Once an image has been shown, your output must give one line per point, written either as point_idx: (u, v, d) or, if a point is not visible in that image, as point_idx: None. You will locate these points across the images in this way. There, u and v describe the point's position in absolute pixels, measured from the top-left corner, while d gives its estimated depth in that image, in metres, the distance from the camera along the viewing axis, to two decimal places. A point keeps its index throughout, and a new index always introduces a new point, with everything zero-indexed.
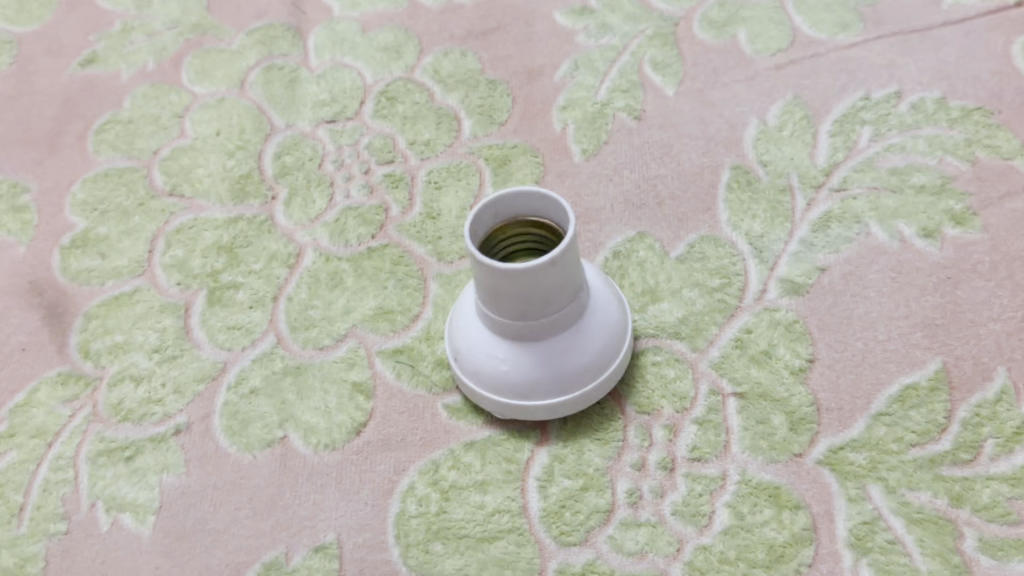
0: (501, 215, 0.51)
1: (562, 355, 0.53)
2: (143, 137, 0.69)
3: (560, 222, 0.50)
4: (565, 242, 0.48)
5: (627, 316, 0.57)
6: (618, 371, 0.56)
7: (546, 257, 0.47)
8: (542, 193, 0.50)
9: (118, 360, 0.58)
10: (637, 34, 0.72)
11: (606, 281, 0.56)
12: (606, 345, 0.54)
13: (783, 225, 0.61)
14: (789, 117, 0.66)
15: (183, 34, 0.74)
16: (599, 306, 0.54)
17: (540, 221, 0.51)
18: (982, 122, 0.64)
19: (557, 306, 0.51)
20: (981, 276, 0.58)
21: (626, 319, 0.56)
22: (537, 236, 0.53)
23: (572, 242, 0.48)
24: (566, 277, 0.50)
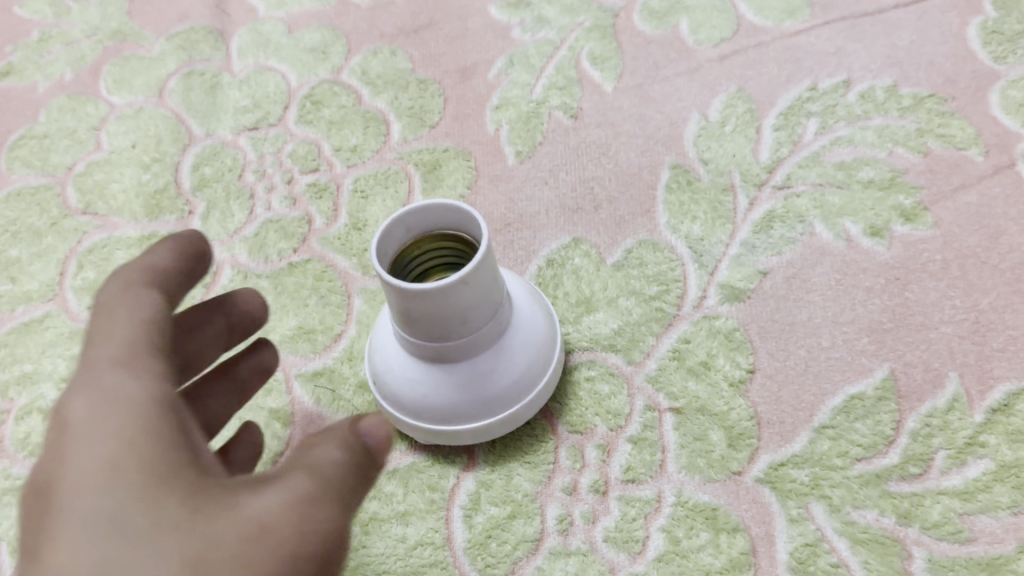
0: (414, 228, 0.48)
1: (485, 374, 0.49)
2: (58, 152, 0.65)
3: (476, 237, 0.46)
4: (478, 257, 0.43)
5: (556, 331, 0.53)
6: (548, 389, 0.52)
7: (458, 274, 0.43)
8: (456, 205, 0.47)
9: (26, 392, 0.56)
10: (576, 27, 0.69)
11: (531, 295, 0.53)
12: (534, 362, 0.51)
13: (724, 227, 0.58)
14: (732, 111, 0.63)
15: (102, 42, 0.71)
16: (526, 321, 0.51)
17: (456, 234, 0.48)
18: (935, 110, 0.61)
19: (476, 326, 0.47)
20: (932, 276, 0.54)
21: (555, 334, 0.53)
22: (455, 249, 0.49)
23: (486, 257, 0.44)
24: (484, 295, 0.46)
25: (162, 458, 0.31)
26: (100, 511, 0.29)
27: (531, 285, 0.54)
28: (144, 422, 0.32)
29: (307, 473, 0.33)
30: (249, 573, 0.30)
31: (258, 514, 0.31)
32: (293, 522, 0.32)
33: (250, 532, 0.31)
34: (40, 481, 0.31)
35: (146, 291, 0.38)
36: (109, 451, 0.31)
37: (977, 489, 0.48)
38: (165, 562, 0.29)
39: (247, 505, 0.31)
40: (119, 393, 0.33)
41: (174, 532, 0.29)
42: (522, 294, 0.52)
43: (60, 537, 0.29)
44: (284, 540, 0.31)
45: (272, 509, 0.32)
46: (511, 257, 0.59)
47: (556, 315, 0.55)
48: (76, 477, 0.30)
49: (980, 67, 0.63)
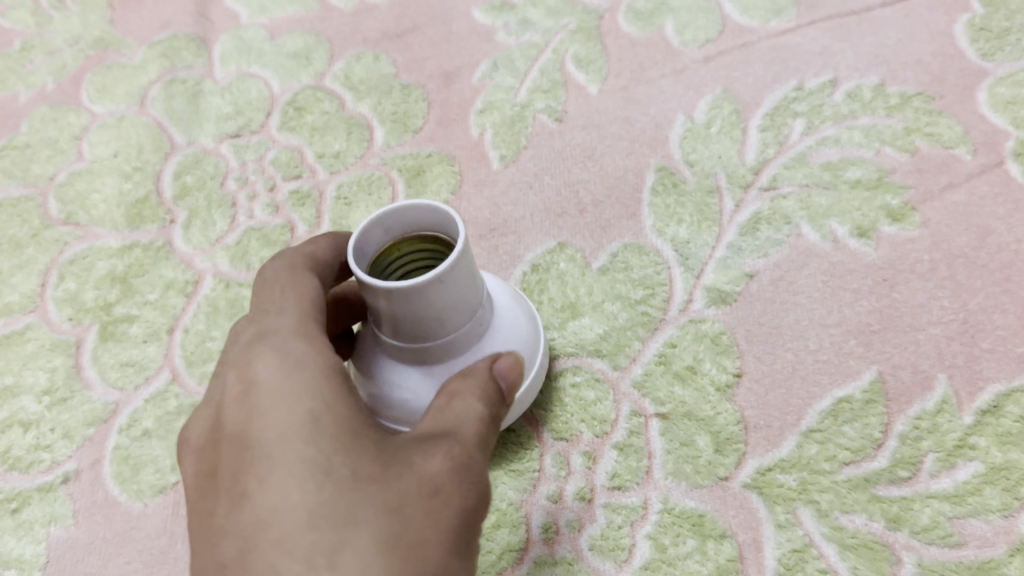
0: (392, 230, 0.46)
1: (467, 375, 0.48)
2: (39, 162, 0.65)
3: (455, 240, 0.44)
4: (454, 255, 0.42)
5: (538, 336, 0.53)
6: (530, 395, 0.52)
7: (434, 272, 0.41)
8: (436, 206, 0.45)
9: (7, 405, 0.55)
10: (560, 29, 0.68)
11: (514, 299, 0.52)
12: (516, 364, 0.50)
13: (710, 229, 0.58)
14: (718, 112, 0.62)
15: (84, 51, 0.71)
16: (509, 323, 0.50)
17: (436, 236, 0.46)
18: (923, 108, 0.60)
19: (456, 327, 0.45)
20: (920, 276, 0.54)
21: (537, 339, 0.52)
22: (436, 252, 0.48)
23: (463, 254, 0.42)
24: (461, 295, 0.44)
25: (344, 417, 0.35)
26: (302, 463, 0.33)
27: (514, 289, 0.53)
28: (332, 386, 0.36)
29: (462, 431, 0.36)
30: (434, 523, 0.33)
31: (435, 472, 0.34)
32: (464, 477, 0.35)
33: (431, 487, 0.34)
34: (240, 433, 0.35)
35: (307, 276, 0.42)
36: (304, 410, 0.35)
37: (968, 492, 0.47)
38: (367, 509, 0.33)
39: (427, 462, 0.34)
40: (305, 358, 0.36)
41: (370, 485, 0.33)
42: (504, 297, 0.51)
43: (272, 483, 0.33)
44: (460, 496, 0.34)
45: (442, 470, 0.34)
46: (495, 263, 0.59)
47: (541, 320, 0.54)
48: (277, 431, 0.34)
49: (967, 65, 0.62)
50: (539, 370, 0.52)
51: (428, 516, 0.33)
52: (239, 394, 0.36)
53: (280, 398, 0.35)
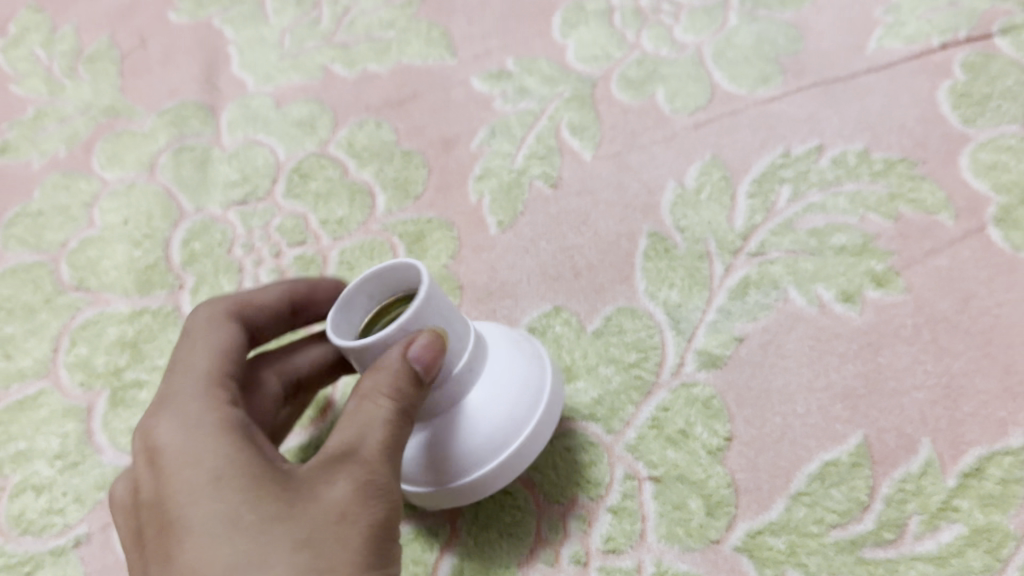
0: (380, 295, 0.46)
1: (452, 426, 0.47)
2: (52, 229, 0.67)
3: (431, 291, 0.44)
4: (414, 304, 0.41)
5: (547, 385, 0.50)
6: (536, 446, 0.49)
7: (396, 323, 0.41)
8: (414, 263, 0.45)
9: (20, 469, 0.57)
10: (555, 97, 0.70)
11: (524, 349, 0.51)
12: (509, 412, 0.47)
13: (701, 293, 0.59)
14: (707, 178, 0.64)
15: (95, 118, 0.73)
16: (506, 372, 0.48)
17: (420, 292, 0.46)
18: (906, 174, 0.62)
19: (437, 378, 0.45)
20: (904, 341, 0.56)
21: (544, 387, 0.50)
22: None
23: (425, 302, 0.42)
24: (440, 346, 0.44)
25: (253, 465, 0.37)
26: (216, 516, 0.36)
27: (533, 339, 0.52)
28: (227, 440, 0.39)
29: (361, 455, 0.39)
30: (344, 548, 0.36)
31: (337, 500, 0.37)
32: (365, 498, 0.38)
33: (338, 513, 0.37)
34: (151, 500, 0.38)
35: (220, 327, 0.48)
36: (208, 470, 0.37)
37: (951, 553, 0.49)
38: (280, 544, 0.35)
39: (330, 488, 0.37)
40: (199, 421, 0.40)
41: (278, 523, 0.35)
42: (512, 346, 0.50)
43: (188, 542, 0.36)
44: (364, 516, 0.37)
45: (345, 496, 0.37)
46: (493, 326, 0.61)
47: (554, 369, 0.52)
48: (187, 490, 0.37)
49: (950, 130, 0.63)
50: (545, 420, 0.49)
51: (336, 539, 0.36)
52: (149, 460, 0.39)
53: (190, 459, 0.38)
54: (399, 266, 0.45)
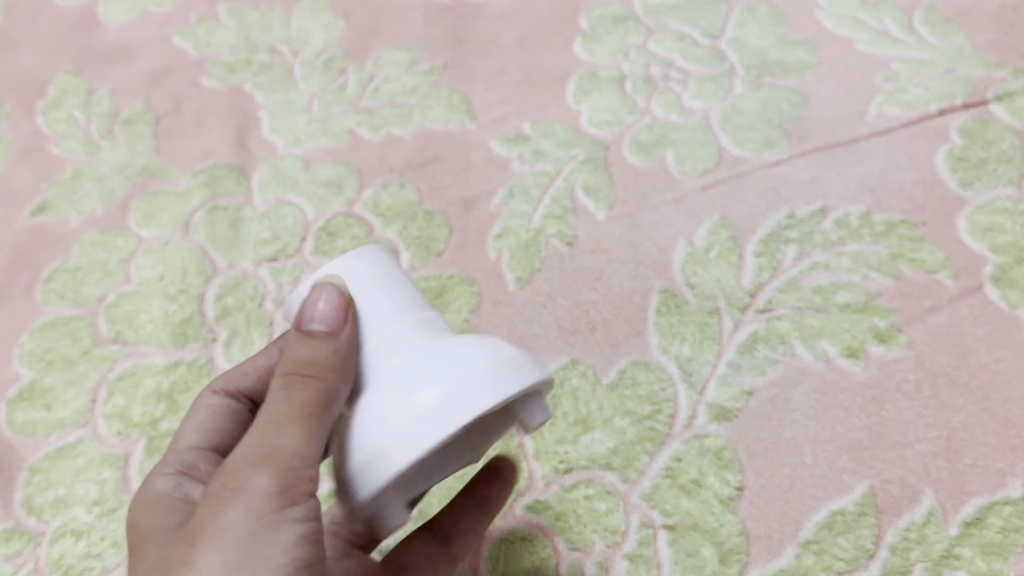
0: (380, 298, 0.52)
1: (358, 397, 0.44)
2: (89, 284, 0.70)
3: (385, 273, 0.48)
4: (344, 263, 0.47)
5: (471, 383, 0.40)
6: (420, 442, 0.39)
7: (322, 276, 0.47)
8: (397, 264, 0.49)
9: (60, 515, 0.60)
10: (570, 159, 0.73)
11: (487, 344, 0.42)
12: (401, 386, 0.41)
13: (711, 348, 0.62)
14: (716, 238, 0.67)
15: (131, 178, 0.76)
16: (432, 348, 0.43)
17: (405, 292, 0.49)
18: (907, 235, 0.65)
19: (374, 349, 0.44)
20: (906, 395, 0.58)
21: (469, 381, 0.40)
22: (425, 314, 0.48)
23: (352, 265, 0.47)
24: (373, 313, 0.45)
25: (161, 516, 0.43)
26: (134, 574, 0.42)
27: (523, 355, 0.43)
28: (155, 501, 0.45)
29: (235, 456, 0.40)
30: (194, 560, 0.38)
31: (199, 516, 0.39)
32: (222, 498, 0.39)
33: (190, 540, 0.39)
34: None
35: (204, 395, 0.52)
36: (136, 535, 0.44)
37: None
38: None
39: (195, 513, 0.40)
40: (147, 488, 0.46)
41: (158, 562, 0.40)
42: (474, 339, 0.43)
43: None
44: (219, 517, 0.39)
45: (207, 507, 0.39)
46: None
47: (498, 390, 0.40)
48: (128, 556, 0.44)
49: (948, 193, 0.66)
50: (448, 414, 0.39)
51: (185, 561, 0.39)
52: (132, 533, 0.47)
53: (133, 524, 0.44)
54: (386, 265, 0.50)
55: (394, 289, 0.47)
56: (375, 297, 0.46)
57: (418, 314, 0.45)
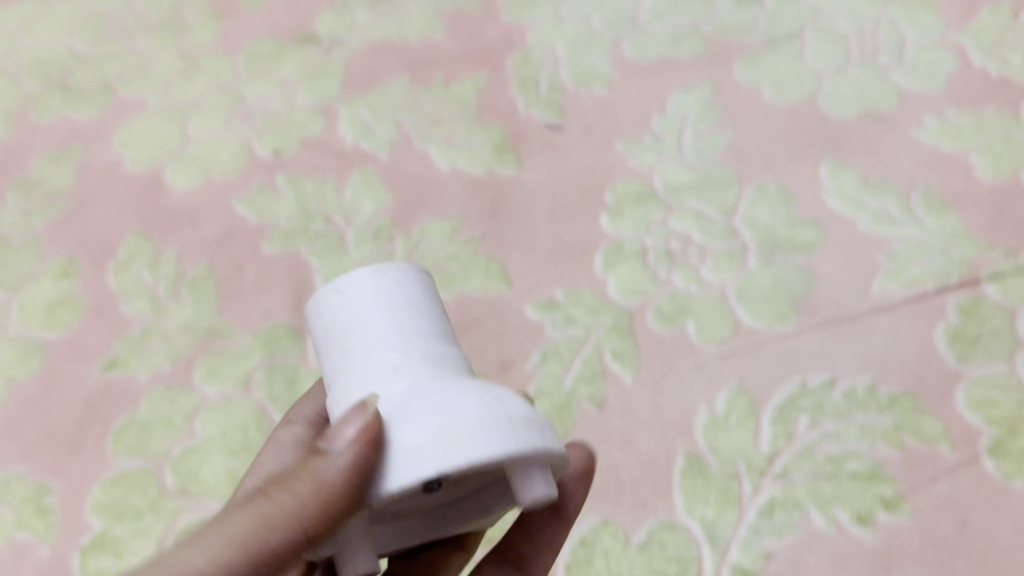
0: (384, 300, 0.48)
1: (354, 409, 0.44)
2: (156, 438, 0.77)
3: (403, 287, 0.49)
4: (369, 269, 0.49)
5: (475, 426, 0.41)
6: (411, 471, 0.40)
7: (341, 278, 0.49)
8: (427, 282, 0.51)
9: None
10: (598, 325, 0.79)
11: (499, 395, 0.44)
12: (403, 406, 0.42)
13: (733, 511, 0.68)
14: (734, 405, 0.73)
15: (196, 337, 0.83)
16: (446, 383, 0.44)
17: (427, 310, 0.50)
18: (910, 408, 0.71)
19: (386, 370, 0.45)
20: (912, 561, 0.64)
21: (471, 423, 0.41)
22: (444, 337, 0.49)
23: (377, 272, 0.49)
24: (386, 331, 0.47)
25: None
26: None
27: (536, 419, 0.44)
28: None
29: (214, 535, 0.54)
30: None
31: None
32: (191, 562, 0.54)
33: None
34: None
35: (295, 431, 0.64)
36: None
37: None
38: None
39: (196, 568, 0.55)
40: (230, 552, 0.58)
41: None
42: (487, 389, 0.45)
43: None
44: None
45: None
46: None
47: (521, 443, 0.42)
48: None
49: (946, 367, 0.73)
50: (446, 447, 0.40)
51: None
52: None
53: None
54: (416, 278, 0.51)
55: (410, 314, 0.48)
56: (399, 318, 0.47)
57: (438, 345, 0.47)
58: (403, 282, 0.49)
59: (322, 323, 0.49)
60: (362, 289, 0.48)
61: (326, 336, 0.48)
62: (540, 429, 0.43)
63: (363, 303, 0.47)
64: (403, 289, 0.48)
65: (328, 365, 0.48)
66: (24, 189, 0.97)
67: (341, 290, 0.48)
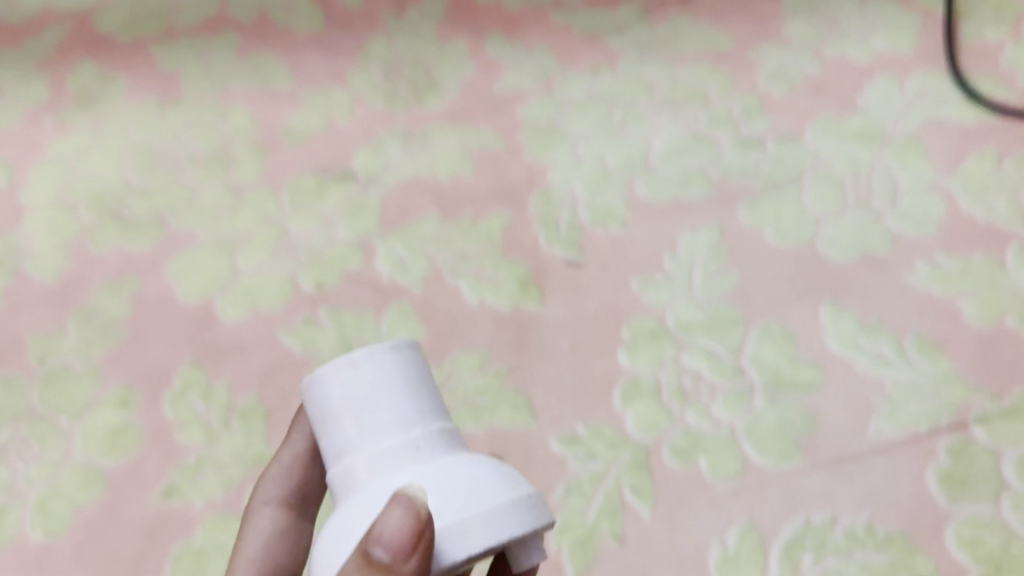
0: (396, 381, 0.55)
1: (391, 482, 0.51)
2: (211, 563, 0.85)
3: (409, 367, 0.56)
4: (378, 349, 0.55)
5: (515, 504, 0.51)
6: (470, 544, 0.49)
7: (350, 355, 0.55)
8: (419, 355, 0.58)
9: None
10: (617, 460, 0.87)
11: (509, 474, 0.54)
12: (448, 484, 0.50)
13: None
14: (744, 542, 0.81)
15: (247, 467, 0.91)
16: (467, 461, 0.53)
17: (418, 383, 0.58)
18: (904, 547, 0.79)
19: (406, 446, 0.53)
20: None
21: (513, 503, 0.51)
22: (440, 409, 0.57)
23: (385, 353, 0.55)
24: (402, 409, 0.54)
25: None
26: None
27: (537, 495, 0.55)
28: None
29: None
30: None
31: None
32: None
33: None
34: None
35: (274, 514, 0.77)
36: None
37: None
38: None
39: None
40: None
41: None
42: (495, 466, 0.54)
43: None
44: None
45: None
46: None
47: (541, 514, 0.52)
48: None
49: (937, 507, 0.80)
50: (493, 522, 0.49)
51: None
52: None
53: None
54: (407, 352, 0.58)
55: (417, 393, 0.55)
56: (414, 398, 0.55)
57: (444, 424, 0.55)
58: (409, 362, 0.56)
59: (333, 393, 0.54)
60: (375, 370, 0.54)
61: (343, 406, 0.54)
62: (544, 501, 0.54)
63: (382, 381, 0.54)
64: (413, 370, 0.56)
65: (343, 434, 0.54)
66: (83, 318, 1.05)
67: (361, 365, 0.55)
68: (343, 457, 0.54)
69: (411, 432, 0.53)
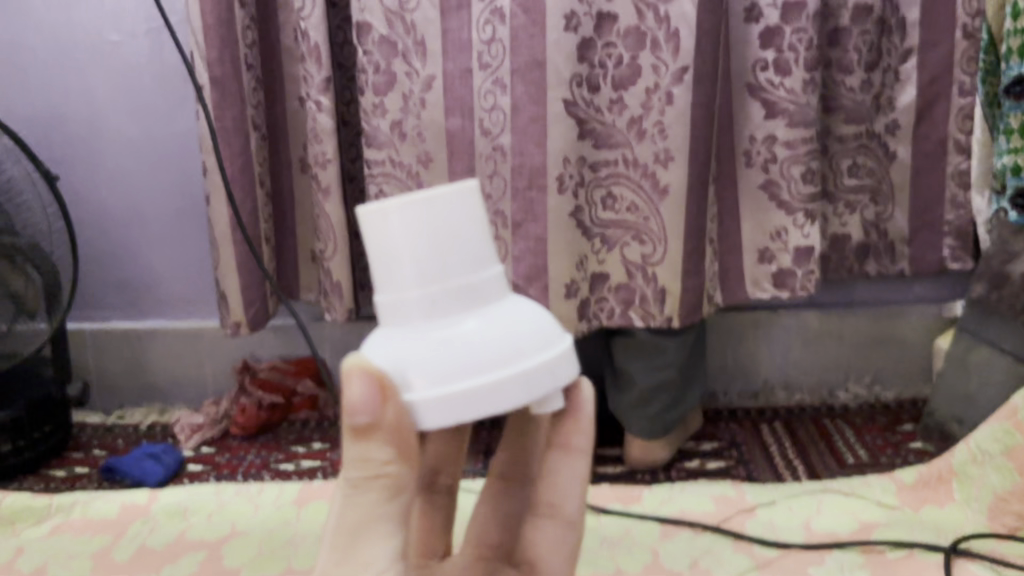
0: (423, 227, 0.76)
1: (405, 341, 0.76)
2: None
3: (445, 216, 0.77)
4: (420, 196, 0.76)
5: (504, 381, 0.75)
6: (449, 412, 0.74)
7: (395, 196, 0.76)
8: (464, 193, 0.78)
9: None
10: None
11: (518, 342, 0.77)
12: (442, 354, 0.74)
13: None
14: None
15: None
16: (473, 325, 0.76)
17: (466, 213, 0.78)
18: None
19: (422, 301, 0.76)
20: None
21: (500, 379, 0.74)
22: (472, 242, 0.78)
23: (424, 200, 0.76)
24: (419, 257, 0.76)
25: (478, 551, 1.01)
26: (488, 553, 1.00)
27: (536, 362, 0.77)
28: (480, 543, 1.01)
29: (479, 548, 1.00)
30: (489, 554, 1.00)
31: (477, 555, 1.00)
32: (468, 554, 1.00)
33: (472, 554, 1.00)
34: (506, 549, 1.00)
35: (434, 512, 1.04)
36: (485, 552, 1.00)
37: None
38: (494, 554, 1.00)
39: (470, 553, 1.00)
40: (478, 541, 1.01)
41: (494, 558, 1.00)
42: (505, 333, 0.77)
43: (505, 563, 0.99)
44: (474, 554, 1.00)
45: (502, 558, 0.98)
46: None
47: (528, 390, 0.76)
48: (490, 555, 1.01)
49: None
50: (473, 398, 0.74)
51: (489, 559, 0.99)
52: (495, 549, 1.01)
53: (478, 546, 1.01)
54: (459, 191, 0.78)
55: (443, 242, 0.76)
56: (436, 246, 0.76)
57: (466, 277, 0.77)
58: (444, 210, 0.77)
59: (379, 227, 0.77)
60: (407, 224, 0.76)
61: (383, 241, 0.77)
62: (541, 365, 0.77)
63: (411, 228, 0.76)
64: (445, 219, 0.76)
65: (384, 263, 0.77)
66: None
67: (403, 211, 0.76)
68: (382, 295, 0.78)
69: (428, 288, 0.76)
